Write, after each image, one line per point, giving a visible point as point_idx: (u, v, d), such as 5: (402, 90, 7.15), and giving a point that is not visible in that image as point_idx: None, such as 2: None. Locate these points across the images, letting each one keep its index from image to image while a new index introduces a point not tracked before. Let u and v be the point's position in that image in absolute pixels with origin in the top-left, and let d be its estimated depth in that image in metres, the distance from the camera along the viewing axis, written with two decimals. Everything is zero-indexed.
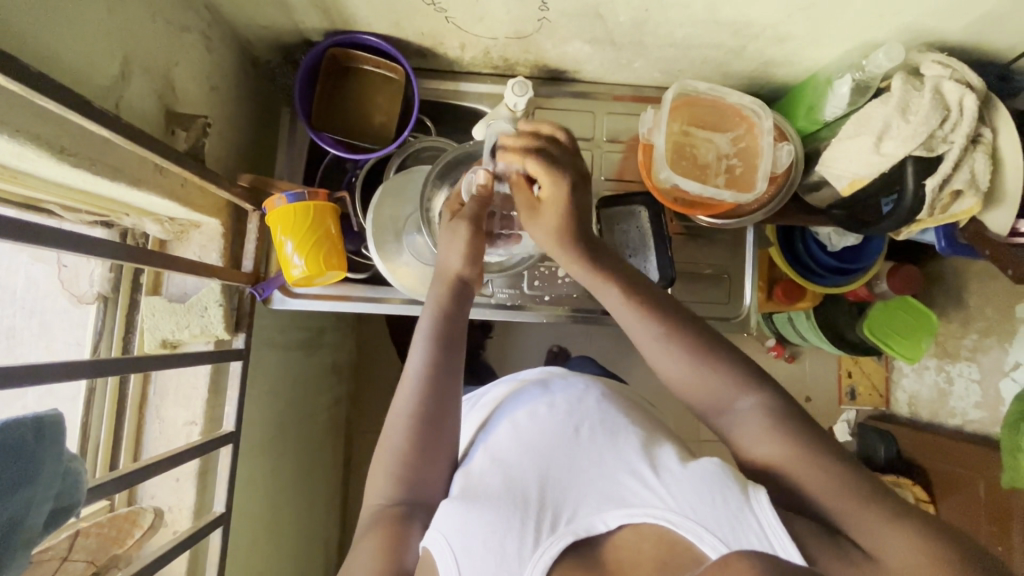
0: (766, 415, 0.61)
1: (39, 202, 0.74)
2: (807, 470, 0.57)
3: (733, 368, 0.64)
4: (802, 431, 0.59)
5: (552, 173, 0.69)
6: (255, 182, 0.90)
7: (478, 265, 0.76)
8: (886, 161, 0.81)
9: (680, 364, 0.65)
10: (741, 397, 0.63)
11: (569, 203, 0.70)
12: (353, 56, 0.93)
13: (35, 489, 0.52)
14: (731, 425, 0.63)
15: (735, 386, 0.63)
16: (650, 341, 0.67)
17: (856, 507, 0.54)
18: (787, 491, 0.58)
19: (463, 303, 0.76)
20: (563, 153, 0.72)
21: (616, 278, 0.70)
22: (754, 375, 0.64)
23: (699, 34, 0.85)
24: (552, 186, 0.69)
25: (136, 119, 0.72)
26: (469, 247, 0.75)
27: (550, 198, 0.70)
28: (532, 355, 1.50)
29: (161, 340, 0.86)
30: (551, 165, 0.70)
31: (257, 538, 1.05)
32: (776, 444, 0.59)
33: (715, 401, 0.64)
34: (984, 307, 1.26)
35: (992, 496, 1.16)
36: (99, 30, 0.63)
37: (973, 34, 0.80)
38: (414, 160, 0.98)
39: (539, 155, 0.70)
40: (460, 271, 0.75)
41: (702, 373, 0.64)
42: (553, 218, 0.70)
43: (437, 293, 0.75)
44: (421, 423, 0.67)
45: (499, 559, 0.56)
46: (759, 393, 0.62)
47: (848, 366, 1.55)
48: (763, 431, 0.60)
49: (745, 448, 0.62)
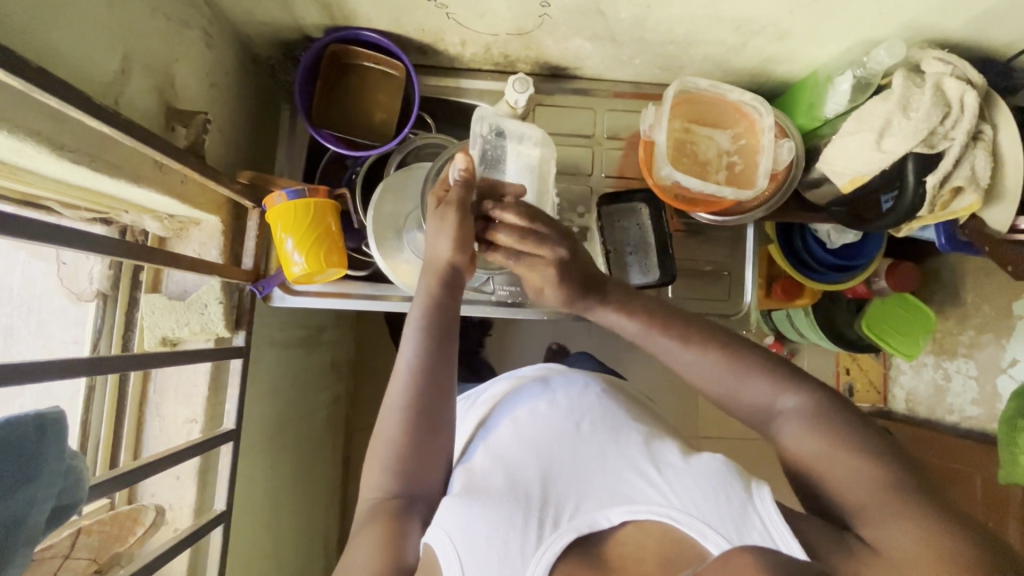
0: (807, 415, 0.61)
1: (38, 198, 0.74)
2: (834, 465, 0.57)
3: (765, 372, 0.65)
4: (843, 423, 0.59)
5: (541, 264, 0.70)
6: (256, 180, 0.90)
7: (468, 249, 0.73)
8: (886, 158, 0.81)
9: (716, 374, 0.66)
10: (781, 398, 0.63)
11: (563, 283, 0.71)
12: (353, 52, 0.93)
13: (38, 488, 0.52)
14: (775, 428, 0.63)
15: (774, 388, 0.64)
16: (680, 360, 0.68)
17: (868, 501, 0.54)
18: (814, 484, 0.59)
19: (455, 293, 0.74)
20: (541, 229, 0.70)
21: (630, 312, 0.71)
22: (791, 375, 0.64)
23: (701, 31, 0.85)
24: (543, 278, 0.71)
25: (136, 116, 0.72)
26: (458, 234, 0.72)
27: (544, 284, 0.72)
28: (531, 352, 1.50)
29: (161, 337, 0.86)
30: (537, 263, 0.71)
31: (257, 536, 1.04)
32: (812, 440, 0.59)
33: (757, 407, 0.65)
34: (980, 304, 1.26)
35: (989, 491, 1.17)
36: (100, 26, 0.63)
37: (975, 31, 0.80)
38: (414, 157, 0.98)
39: (524, 256, 0.71)
40: (448, 259, 0.73)
41: (736, 382, 0.65)
42: (557, 296, 0.72)
43: (426, 284, 0.73)
44: (415, 418, 0.67)
45: (502, 556, 0.55)
46: (801, 393, 0.63)
47: (847, 362, 1.54)
48: (803, 429, 0.60)
49: (785, 447, 0.61)
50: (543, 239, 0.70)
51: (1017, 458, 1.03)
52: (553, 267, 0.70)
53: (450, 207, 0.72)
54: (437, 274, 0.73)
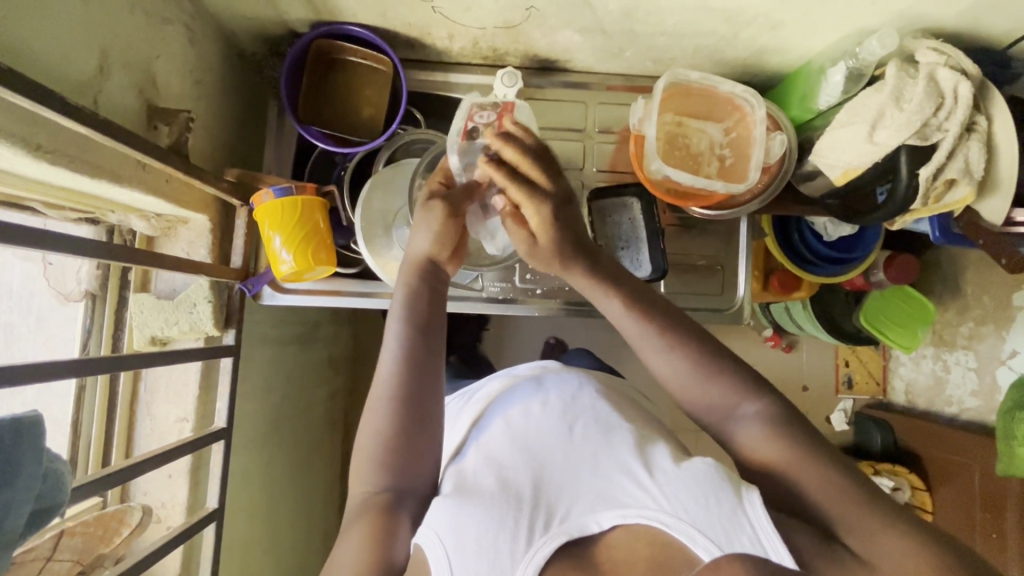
0: (766, 421, 0.60)
1: (22, 199, 0.74)
2: (812, 470, 0.57)
3: (735, 376, 0.63)
4: (802, 435, 0.59)
5: (535, 200, 0.69)
6: (243, 177, 0.90)
7: (448, 246, 0.74)
8: (879, 151, 0.79)
9: (680, 370, 0.64)
10: (743, 404, 0.62)
11: (553, 226, 0.69)
12: (339, 46, 0.92)
13: (15, 493, 0.52)
14: (733, 431, 0.62)
15: (736, 393, 0.62)
16: (654, 352, 0.66)
17: (853, 508, 0.54)
18: (778, 490, 0.59)
19: (438, 285, 0.74)
20: (550, 166, 0.71)
21: (616, 289, 0.69)
22: (755, 383, 0.63)
23: (691, 22, 0.84)
24: (538, 216, 0.69)
25: (116, 115, 0.71)
26: (440, 230, 0.73)
27: (536, 226, 0.70)
28: (527, 346, 1.50)
29: (150, 337, 0.86)
30: (534, 193, 0.69)
31: (253, 533, 1.05)
32: (774, 445, 0.59)
33: (717, 408, 0.63)
34: (980, 295, 1.25)
35: (987, 485, 1.16)
36: (75, 24, 0.62)
37: (970, 19, 0.79)
38: (402, 152, 0.97)
39: (521, 181, 0.69)
40: (433, 253, 0.74)
41: (702, 381, 0.63)
42: (546, 251, 0.71)
43: (408, 275, 0.73)
44: (401, 409, 0.66)
45: (492, 559, 0.55)
46: (761, 399, 0.62)
47: (846, 354, 1.52)
48: (765, 435, 0.60)
49: (744, 449, 0.61)
50: (541, 167, 0.70)
51: (1014, 450, 1.02)
52: (547, 202, 0.69)
53: (437, 201, 0.73)
54: (416, 268, 0.74)
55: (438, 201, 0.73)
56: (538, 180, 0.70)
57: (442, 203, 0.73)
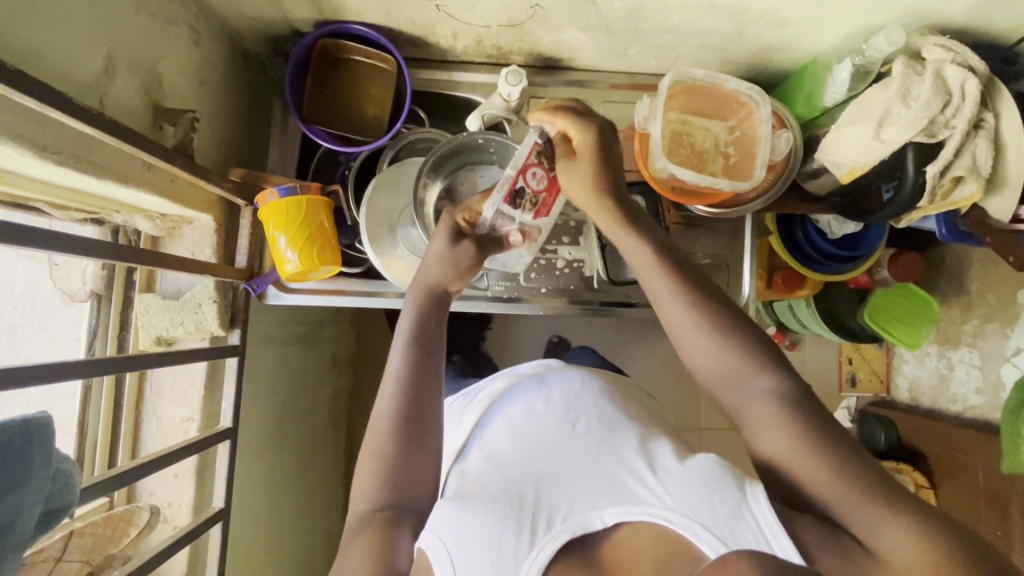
0: (779, 402, 0.59)
1: (27, 200, 0.74)
2: (810, 456, 0.56)
3: (748, 347, 0.63)
4: (812, 419, 0.58)
5: (581, 121, 0.71)
6: (247, 177, 0.90)
7: (464, 278, 0.76)
8: (885, 148, 0.79)
9: (701, 334, 0.64)
10: (756, 376, 0.61)
11: (598, 149, 0.70)
12: (343, 46, 0.92)
13: (25, 494, 0.52)
14: (742, 407, 0.62)
15: (754, 363, 0.62)
16: (673, 310, 0.65)
17: (864, 505, 0.53)
18: (789, 485, 0.58)
19: (444, 310, 0.75)
20: (591, 112, 0.74)
21: (644, 241, 0.69)
22: (769, 357, 0.62)
23: (696, 19, 0.83)
24: (583, 134, 0.71)
25: (122, 115, 0.71)
26: (453, 263, 0.75)
27: (581, 143, 0.71)
28: (530, 345, 1.50)
29: (155, 337, 0.86)
30: (581, 114, 0.71)
31: (258, 532, 1.05)
32: (780, 433, 0.58)
33: (729, 372, 0.62)
34: (985, 292, 1.25)
35: (991, 482, 1.16)
36: (81, 25, 0.62)
37: (977, 16, 0.78)
38: (407, 152, 0.98)
39: (566, 109, 0.72)
40: (446, 284, 0.75)
41: (721, 341, 0.63)
42: (583, 172, 0.71)
43: (414, 297, 0.74)
44: (403, 427, 0.66)
45: (495, 559, 0.55)
46: (775, 376, 0.61)
47: (848, 353, 1.52)
48: (775, 422, 0.59)
49: (754, 436, 0.61)
50: (585, 107, 0.73)
51: (1019, 448, 1.02)
52: (592, 124, 0.71)
53: (468, 242, 0.76)
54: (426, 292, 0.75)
55: (467, 242, 0.76)
56: (585, 110, 0.72)
57: (472, 245, 0.76)
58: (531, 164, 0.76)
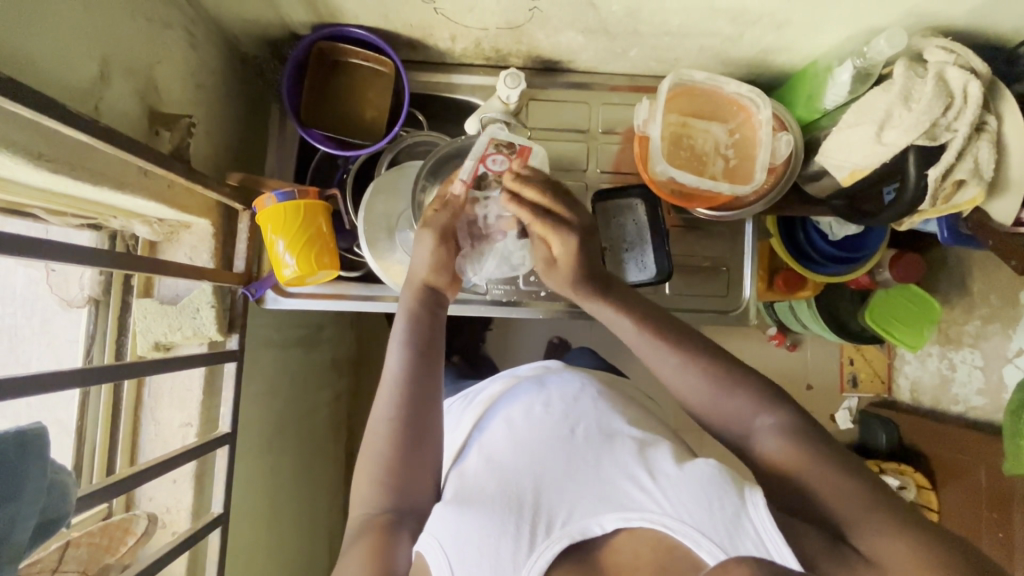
0: (791, 435, 0.60)
1: (24, 206, 0.72)
2: (814, 475, 0.57)
3: (750, 390, 0.64)
4: (817, 446, 0.59)
5: (562, 233, 0.72)
6: (246, 181, 0.89)
7: (449, 271, 0.76)
8: (887, 151, 0.78)
9: (699, 386, 0.65)
10: (761, 415, 0.62)
11: (578, 258, 0.72)
12: (341, 49, 0.91)
13: (19, 506, 0.51)
14: (752, 443, 0.62)
15: (753, 406, 0.63)
16: (668, 365, 0.67)
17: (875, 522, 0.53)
18: (791, 491, 0.58)
19: (437, 310, 0.75)
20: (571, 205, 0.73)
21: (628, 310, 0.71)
22: (773, 394, 0.63)
23: (696, 21, 0.83)
24: (562, 248, 0.72)
25: (118, 121, 0.71)
26: (438, 255, 0.75)
27: (559, 255, 0.73)
28: (531, 347, 1.49)
29: (154, 342, 0.86)
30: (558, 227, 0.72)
31: (258, 535, 1.05)
32: (788, 454, 0.59)
33: (731, 421, 0.64)
34: (987, 293, 1.24)
35: (993, 483, 1.16)
36: (76, 31, 0.62)
37: (979, 18, 0.78)
38: (405, 155, 0.97)
39: (543, 216, 0.72)
40: (431, 279, 0.75)
41: (714, 394, 0.64)
42: (564, 275, 0.73)
43: (407, 298, 0.74)
44: (402, 429, 0.66)
45: (493, 564, 0.55)
46: (780, 412, 0.62)
47: (851, 353, 1.50)
48: (782, 443, 0.60)
49: (761, 454, 0.61)
50: (563, 202, 0.73)
51: (1021, 450, 1.01)
52: (572, 242, 0.71)
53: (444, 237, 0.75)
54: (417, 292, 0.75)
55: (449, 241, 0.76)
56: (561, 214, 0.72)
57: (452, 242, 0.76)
58: (490, 151, 0.75)
